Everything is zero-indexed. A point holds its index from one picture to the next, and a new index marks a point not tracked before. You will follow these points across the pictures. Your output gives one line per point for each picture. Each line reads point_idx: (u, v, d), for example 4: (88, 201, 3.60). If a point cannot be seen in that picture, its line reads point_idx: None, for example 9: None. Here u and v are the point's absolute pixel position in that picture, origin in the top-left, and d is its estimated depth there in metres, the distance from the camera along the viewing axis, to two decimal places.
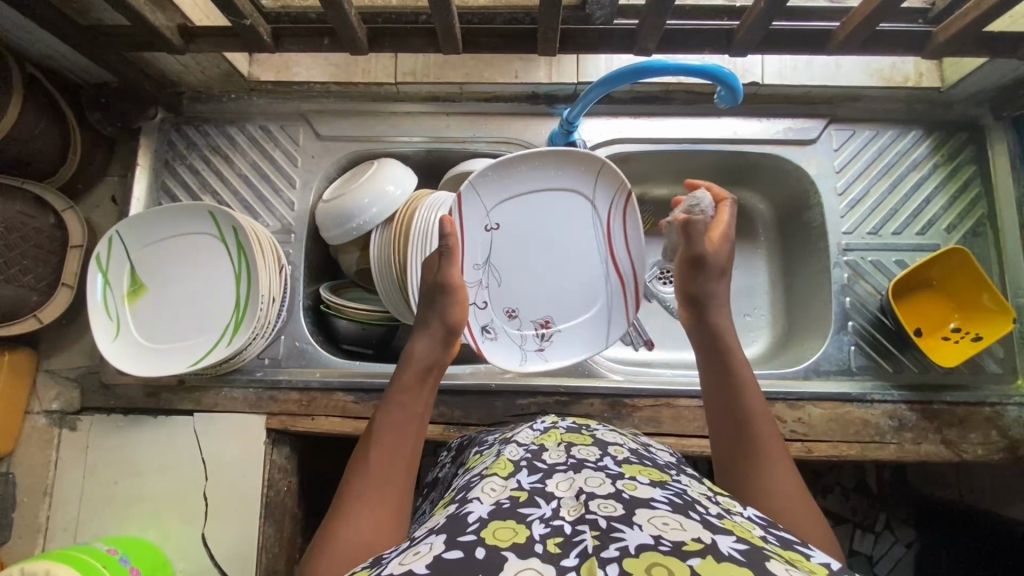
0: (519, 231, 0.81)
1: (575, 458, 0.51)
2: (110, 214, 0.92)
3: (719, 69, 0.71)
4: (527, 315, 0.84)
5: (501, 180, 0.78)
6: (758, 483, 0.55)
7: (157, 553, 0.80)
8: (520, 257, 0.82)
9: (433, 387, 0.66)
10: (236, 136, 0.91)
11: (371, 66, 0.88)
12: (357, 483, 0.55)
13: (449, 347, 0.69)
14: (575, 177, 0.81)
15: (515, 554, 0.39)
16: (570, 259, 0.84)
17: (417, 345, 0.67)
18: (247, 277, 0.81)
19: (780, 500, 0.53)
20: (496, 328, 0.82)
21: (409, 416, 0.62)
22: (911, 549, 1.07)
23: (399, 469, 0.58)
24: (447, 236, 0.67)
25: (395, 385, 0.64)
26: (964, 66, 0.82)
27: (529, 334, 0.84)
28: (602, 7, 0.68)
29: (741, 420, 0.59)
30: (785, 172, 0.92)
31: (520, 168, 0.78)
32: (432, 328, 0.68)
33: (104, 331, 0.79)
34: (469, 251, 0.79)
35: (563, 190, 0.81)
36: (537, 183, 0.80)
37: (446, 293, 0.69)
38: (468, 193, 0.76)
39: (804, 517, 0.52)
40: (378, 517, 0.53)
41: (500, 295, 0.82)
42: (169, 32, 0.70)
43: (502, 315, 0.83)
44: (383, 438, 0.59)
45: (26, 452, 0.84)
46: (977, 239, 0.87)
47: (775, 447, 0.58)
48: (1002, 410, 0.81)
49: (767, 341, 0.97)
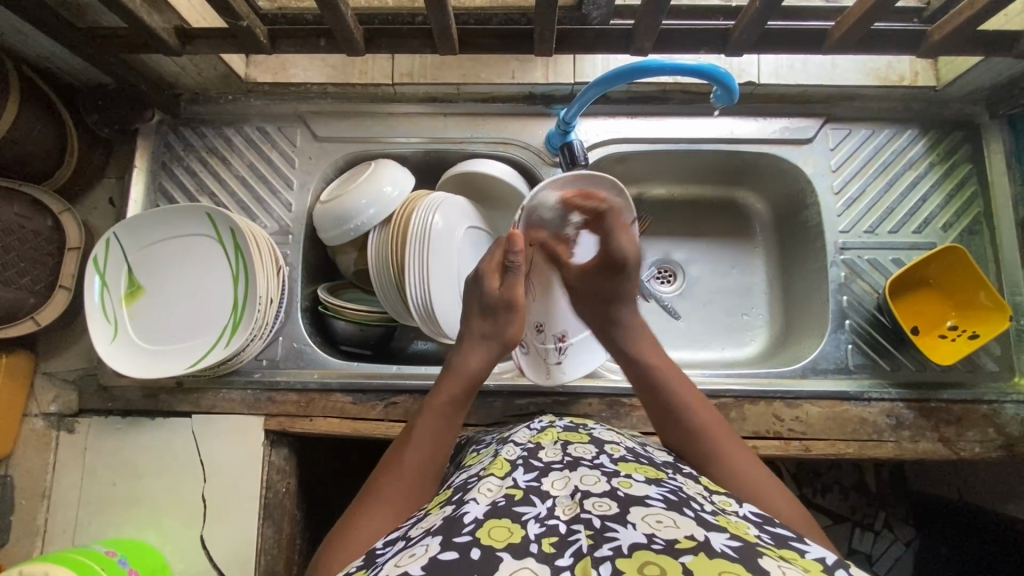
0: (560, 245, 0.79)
1: (571, 457, 0.51)
2: (108, 216, 0.92)
3: (715, 69, 0.71)
4: (552, 328, 0.82)
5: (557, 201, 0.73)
6: (715, 473, 0.59)
7: (155, 555, 0.80)
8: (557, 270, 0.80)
9: (473, 397, 0.66)
10: (234, 138, 0.91)
11: (368, 67, 0.88)
12: (384, 482, 0.57)
13: (494, 361, 0.69)
14: None
15: (510, 554, 0.39)
16: None
17: (464, 355, 0.67)
18: (246, 278, 0.81)
19: (740, 484, 0.57)
20: (529, 344, 0.81)
21: (446, 425, 0.62)
22: (910, 548, 1.08)
23: (426, 470, 0.58)
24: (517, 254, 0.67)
25: (440, 391, 0.64)
26: (960, 65, 0.83)
27: (555, 347, 0.83)
28: (599, 7, 0.68)
29: (681, 419, 0.62)
30: (782, 171, 0.92)
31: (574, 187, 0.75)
32: (489, 341, 0.68)
33: (102, 334, 0.79)
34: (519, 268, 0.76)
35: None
36: None
37: (508, 310, 0.68)
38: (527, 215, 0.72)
39: (777, 492, 0.56)
40: (395, 516, 0.54)
41: (536, 309, 0.80)
42: (165, 34, 0.71)
43: (535, 330, 0.81)
44: (417, 440, 0.60)
45: (24, 454, 0.84)
46: (974, 237, 0.88)
47: (719, 433, 0.61)
48: (999, 408, 0.82)
49: (766, 339, 0.97)
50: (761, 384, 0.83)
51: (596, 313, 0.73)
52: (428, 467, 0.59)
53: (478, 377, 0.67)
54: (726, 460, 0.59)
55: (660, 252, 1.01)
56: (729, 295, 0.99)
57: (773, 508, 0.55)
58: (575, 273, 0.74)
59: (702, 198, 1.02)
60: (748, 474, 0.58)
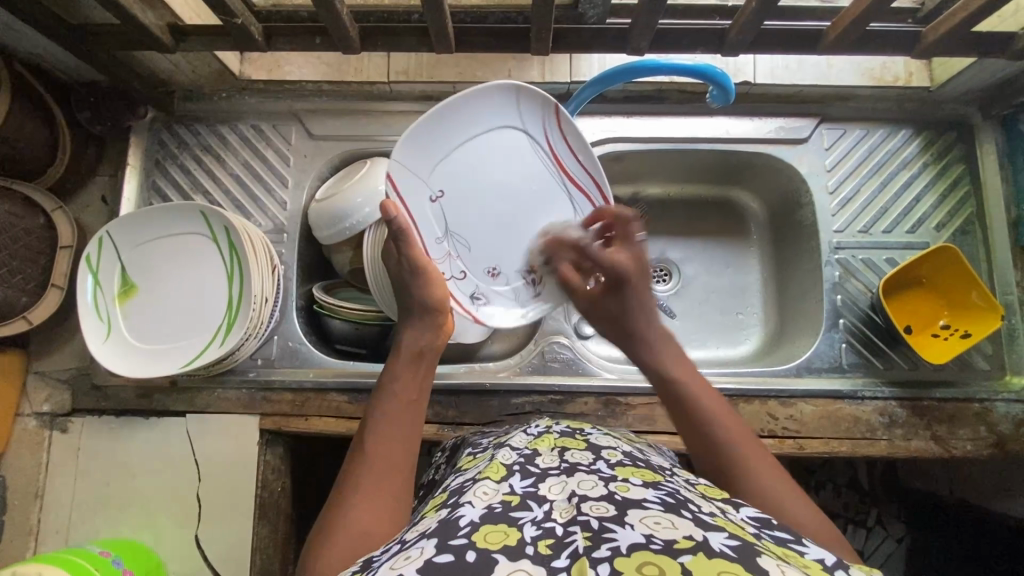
0: (467, 189, 0.74)
1: (569, 462, 0.51)
2: (100, 215, 0.91)
3: (711, 69, 0.71)
4: (509, 269, 0.79)
5: (425, 147, 0.71)
6: (741, 477, 0.54)
7: (150, 556, 0.80)
8: (477, 211, 0.75)
9: (428, 368, 0.65)
10: (228, 136, 0.90)
11: (363, 65, 0.88)
12: (350, 477, 0.55)
13: (439, 329, 0.67)
14: (497, 116, 0.73)
15: (506, 555, 0.39)
16: (529, 198, 0.77)
17: (405, 333, 0.67)
18: (240, 276, 0.80)
19: (760, 493, 0.53)
20: (485, 292, 0.79)
21: (400, 403, 0.60)
22: (901, 545, 1.09)
23: (403, 460, 0.57)
24: (392, 220, 0.65)
25: (385, 374, 0.63)
26: (953, 66, 0.83)
27: (520, 285, 0.80)
28: (595, 6, 0.68)
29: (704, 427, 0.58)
30: (777, 171, 0.93)
31: (432, 129, 0.71)
32: (417, 315, 0.67)
33: (95, 333, 0.78)
34: (423, 228, 0.73)
35: (491, 132, 0.74)
36: (465, 133, 0.73)
37: (413, 273, 0.67)
38: (398, 174, 0.70)
39: (798, 507, 0.52)
40: (375, 506, 0.52)
41: (475, 258, 0.77)
42: (159, 31, 0.70)
43: (485, 277, 0.78)
44: (376, 426, 0.58)
45: (16, 453, 0.84)
46: (966, 237, 0.88)
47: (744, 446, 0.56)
48: (991, 406, 0.83)
49: (761, 338, 0.97)
50: (755, 382, 0.84)
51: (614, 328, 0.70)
52: (395, 449, 0.57)
53: (430, 353, 0.66)
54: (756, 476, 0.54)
55: (656, 251, 1.01)
56: (724, 294, 0.99)
57: (794, 519, 0.51)
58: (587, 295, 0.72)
59: (697, 198, 1.02)
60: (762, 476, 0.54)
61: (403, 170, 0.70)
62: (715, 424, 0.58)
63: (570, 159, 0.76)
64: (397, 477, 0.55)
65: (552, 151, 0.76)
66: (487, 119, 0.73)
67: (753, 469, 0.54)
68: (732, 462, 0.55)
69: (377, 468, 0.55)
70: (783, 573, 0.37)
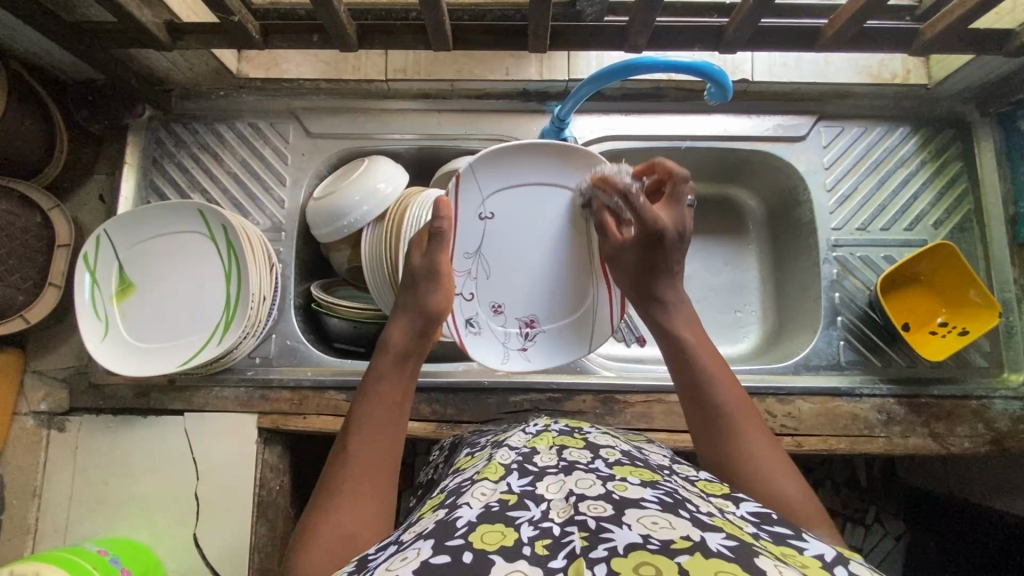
0: (510, 225, 0.78)
1: (566, 461, 0.51)
2: (98, 213, 0.91)
3: (709, 66, 0.71)
4: (513, 314, 0.81)
5: (496, 170, 0.75)
6: (732, 444, 0.56)
7: (148, 555, 0.80)
8: (509, 248, 0.79)
9: (415, 371, 0.65)
10: (226, 134, 0.90)
11: (361, 63, 0.87)
12: (333, 476, 0.55)
13: (430, 336, 0.67)
14: (565, 177, 0.77)
15: (503, 556, 0.39)
16: (557, 260, 0.80)
17: (391, 330, 0.66)
18: (237, 276, 0.80)
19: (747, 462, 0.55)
20: (479, 323, 0.79)
21: (386, 405, 0.60)
22: (900, 542, 1.10)
23: (387, 462, 0.57)
24: (440, 219, 0.67)
25: (371, 372, 0.63)
26: (950, 64, 0.83)
27: (513, 333, 0.81)
28: (593, 4, 0.68)
29: (706, 393, 0.60)
30: (775, 169, 0.93)
31: (506, 159, 0.75)
32: (411, 313, 0.67)
33: (93, 332, 0.78)
34: (459, 239, 0.76)
35: (553, 190, 0.77)
36: (531, 179, 0.77)
37: (429, 278, 0.68)
38: (465, 177, 0.74)
39: (781, 478, 0.54)
40: (360, 507, 0.52)
41: (487, 288, 0.79)
42: (155, 29, 0.70)
43: (488, 310, 0.80)
44: (361, 425, 0.58)
45: (14, 452, 0.84)
46: (964, 235, 0.88)
47: (743, 417, 0.58)
48: (989, 403, 0.83)
49: (759, 336, 0.97)
50: (752, 380, 0.84)
51: (632, 280, 0.72)
52: (379, 452, 0.57)
53: (417, 355, 0.66)
54: (746, 445, 0.56)
55: None
56: (722, 292, 0.99)
57: (775, 488, 0.53)
58: (618, 242, 0.73)
59: (694, 196, 1.02)
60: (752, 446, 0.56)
61: (471, 180, 0.75)
62: (719, 390, 0.60)
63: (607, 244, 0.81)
64: (382, 480, 0.55)
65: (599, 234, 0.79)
66: (556, 174, 0.77)
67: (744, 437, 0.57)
68: (740, 450, 0.56)
69: (360, 468, 0.55)
70: (780, 573, 0.37)
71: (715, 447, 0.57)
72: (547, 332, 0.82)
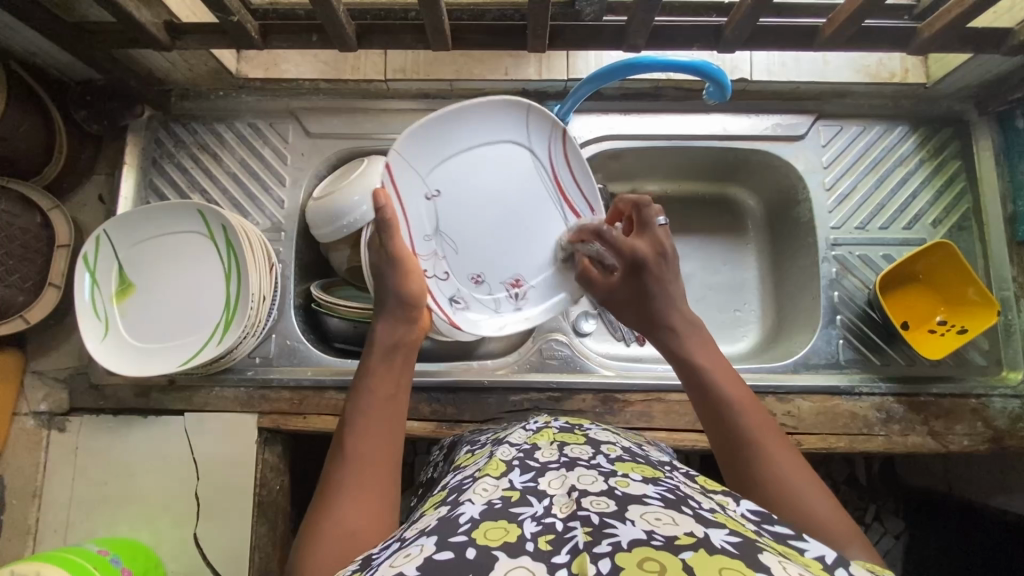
0: (461, 194, 0.75)
1: (568, 457, 0.51)
2: (97, 214, 0.91)
3: (707, 65, 0.71)
4: (495, 278, 0.79)
5: (430, 144, 0.71)
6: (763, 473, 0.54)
7: (149, 555, 0.80)
8: (467, 218, 0.76)
9: (406, 366, 0.64)
10: (225, 134, 0.90)
11: (360, 63, 0.87)
12: (334, 476, 0.55)
13: (415, 324, 0.67)
14: (505, 128, 0.75)
15: (506, 552, 0.39)
16: (523, 214, 0.78)
17: (378, 328, 0.66)
18: (237, 275, 0.80)
19: (779, 490, 0.52)
20: (465, 298, 0.78)
21: (380, 403, 0.60)
22: (899, 540, 1.10)
23: (387, 458, 0.57)
24: (382, 209, 0.65)
25: (362, 370, 0.63)
26: (948, 63, 0.84)
27: (502, 297, 0.80)
28: (591, 4, 0.67)
29: (728, 420, 0.57)
30: (774, 168, 0.93)
31: (435, 129, 0.70)
32: (392, 311, 0.66)
33: (92, 332, 0.78)
34: (414, 223, 0.73)
35: (495, 143, 0.75)
36: (468, 141, 0.73)
37: (392, 266, 0.67)
38: (397, 163, 0.69)
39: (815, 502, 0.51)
40: (363, 504, 0.52)
41: (459, 262, 0.77)
42: (154, 28, 0.70)
43: (468, 283, 0.78)
44: (358, 425, 0.58)
45: (14, 453, 0.84)
46: (963, 234, 0.89)
47: (770, 441, 0.55)
48: (987, 401, 0.83)
49: (758, 334, 0.97)
50: (751, 378, 0.84)
51: (634, 315, 0.71)
52: (379, 450, 0.57)
53: (406, 349, 0.65)
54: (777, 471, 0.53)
55: None
56: (722, 291, 0.99)
57: (810, 515, 0.50)
58: (605, 286, 0.74)
59: (693, 195, 1.02)
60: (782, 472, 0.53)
61: (404, 162, 0.70)
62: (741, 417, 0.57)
63: (571, 184, 0.79)
64: (385, 478, 0.55)
65: (553, 171, 0.78)
66: (495, 128, 0.74)
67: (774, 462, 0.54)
68: (771, 477, 0.53)
69: (361, 465, 0.55)
70: (784, 570, 0.37)
71: (744, 477, 0.54)
72: (538, 287, 0.81)
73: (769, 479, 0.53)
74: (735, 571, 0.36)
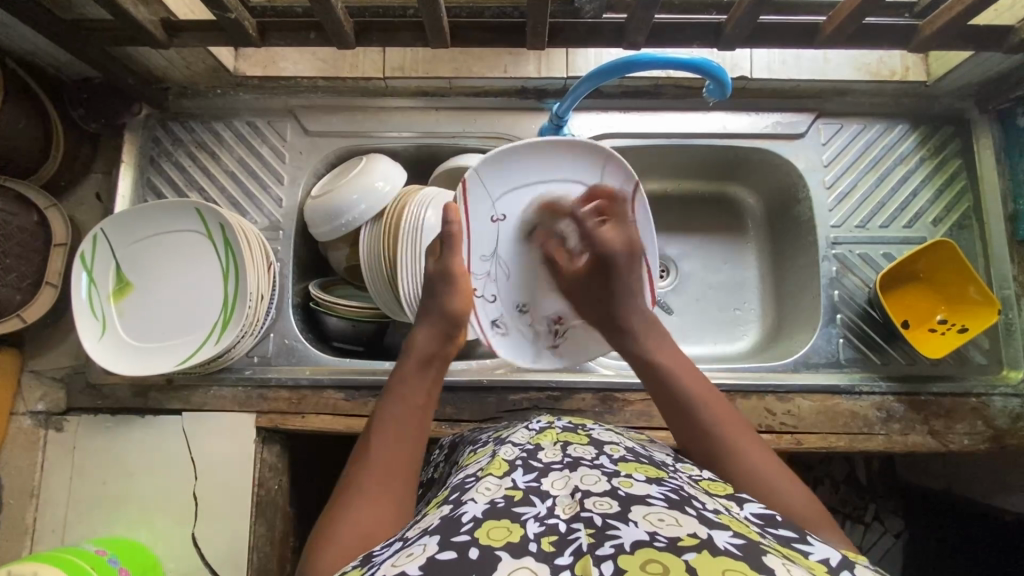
0: (527, 226, 0.77)
1: (571, 457, 0.51)
2: (95, 212, 0.91)
3: (708, 63, 0.70)
4: (541, 310, 0.81)
5: (505, 170, 0.74)
6: (728, 464, 0.56)
7: (147, 555, 0.79)
8: (527, 247, 0.79)
9: (438, 376, 0.64)
10: (223, 132, 0.90)
11: (359, 61, 0.87)
12: (354, 478, 0.54)
13: (454, 338, 0.67)
14: (583, 171, 0.76)
15: (509, 552, 0.39)
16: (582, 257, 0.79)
17: (417, 335, 0.66)
18: (235, 274, 0.80)
19: (746, 479, 0.54)
20: (506, 323, 0.79)
21: (411, 410, 0.60)
22: (899, 539, 1.09)
23: (407, 464, 0.56)
24: (449, 223, 0.67)
25: (395, 376, 0.63)
26: (949, 61, 0.83)
27: (543, 330, 0.81)
28: (591, 1, 0.67)
29: (693, 415, 0.60)
30: (774, 166, 0.93)
31: (514, 160, 0.74)
32: (432, 319, 0.67)
33: (90, 332, 0.78)
34: (475, 243, 0.76)
35: (568, 183, 0.76)
36: (541, 176, 0.76)
37: (445, 282, 0.68)
38: (470, 182, 0.73)
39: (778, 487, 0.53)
40: (379, 506, 0.52)
41: (508, 289, 0.79)
42: (152, 26, 0.69)
43: (513, 310, 0.80)
44: (385, 430, 0.58)
45: (11, 452, 0.83)
46: (963, 232, 0.88)
47: (733, 432, 0.58)
48: (988, 401, 0.83)
49: (758, 333, 0.97)
50: (750, 377, 0.84)
51: (599, 311, 0.73)
52: (401, 455, 0.57)
53: (441, 359, 0.65)
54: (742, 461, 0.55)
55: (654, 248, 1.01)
56: (721, 290, 0.99)
57: (777, 502, 0.52)
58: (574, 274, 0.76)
59: (693, 194, 1.02)
60: (747, 461, 0.55)
61: (478, 183, 0.73)
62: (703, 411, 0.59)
63: None
64: (404, 483, 0.55)
65: None
66: (571, 169, 0.76)
67: (739, 452, 0.56)
68: (736, 467, 0.55)
69: (381, 468, 0.55)
70: (788, 571, 0.37)
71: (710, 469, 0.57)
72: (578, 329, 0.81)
73: (745, 475, 0.55)
74: (738, 572, 0.35)
